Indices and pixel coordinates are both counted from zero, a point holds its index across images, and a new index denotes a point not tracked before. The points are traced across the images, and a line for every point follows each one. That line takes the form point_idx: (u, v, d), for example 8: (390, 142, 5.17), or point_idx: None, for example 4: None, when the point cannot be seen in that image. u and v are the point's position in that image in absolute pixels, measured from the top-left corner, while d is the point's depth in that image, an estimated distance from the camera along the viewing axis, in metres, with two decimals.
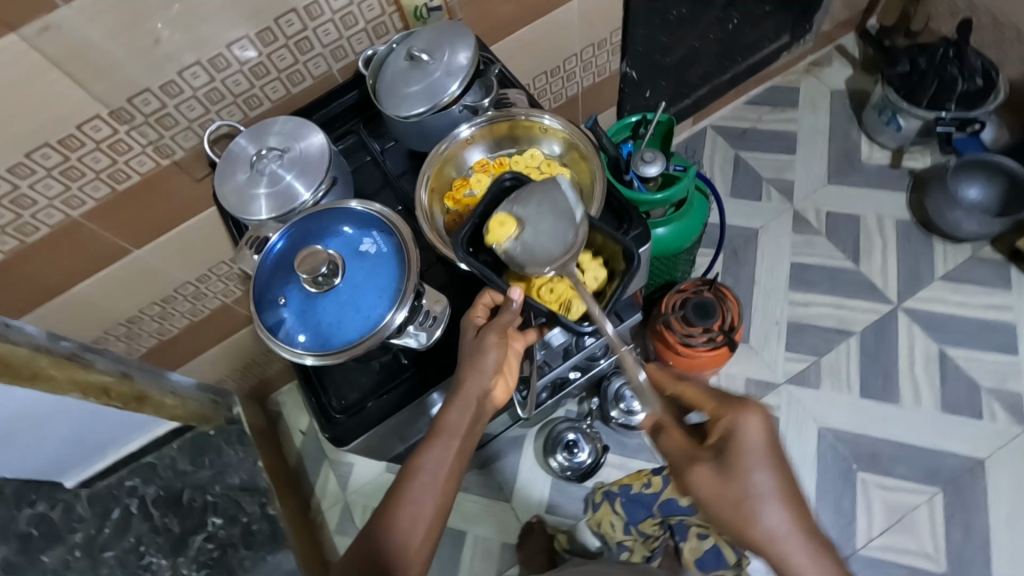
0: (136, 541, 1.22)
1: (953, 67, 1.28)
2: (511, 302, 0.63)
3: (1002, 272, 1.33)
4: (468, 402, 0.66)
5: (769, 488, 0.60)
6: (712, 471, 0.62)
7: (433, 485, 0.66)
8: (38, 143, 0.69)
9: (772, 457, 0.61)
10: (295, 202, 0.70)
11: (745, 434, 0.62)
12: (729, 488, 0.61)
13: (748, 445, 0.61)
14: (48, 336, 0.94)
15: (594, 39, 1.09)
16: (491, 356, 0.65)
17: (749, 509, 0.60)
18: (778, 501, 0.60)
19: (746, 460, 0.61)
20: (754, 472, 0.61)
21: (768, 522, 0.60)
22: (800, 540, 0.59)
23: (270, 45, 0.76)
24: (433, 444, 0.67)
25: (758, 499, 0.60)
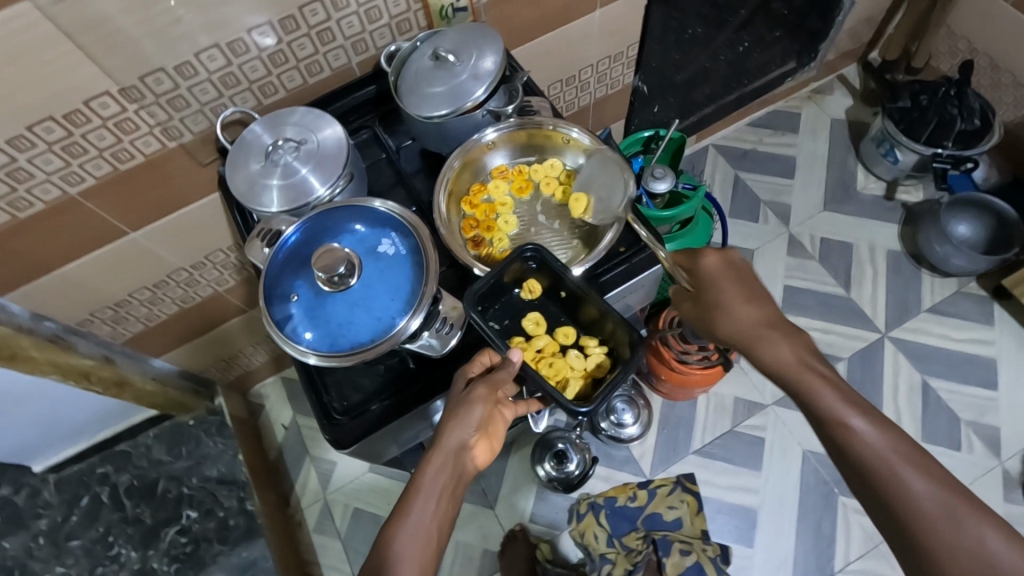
0: (105, 531, 1.18)
1: (953, 106, 1.32)
2: (511, 362, 0.64)
3: (985, 307, 1.37)
4: (446, 456, 0.61)
5: (734, 294, 0.68)
6: (692, 298, 0.72)
7: (410, 554, 0.56)
8: (42, 116, 0.66)
9: (732, 281, 0.69)
10: (309, 196, 0.68)
11: (704, 270, 0.70)
12: (702, 302, 0.70)
13: (712, 269, 0.70)
14: (31, 316, 0.90)
15: (611, 51, 1.09)
16: (476, 409, 0.62)
17: (712, 314, 0.69)
18: (739, 307, 0.67)
19: (711, 281, 0.70)
20: (719, 284, 0.69)
21: (733, 324, 0.67)
22: (769, 334, 0.65)
23: (291, 33, 0.73)
24: (411, 502, 0.59)
25: (724, 305, 0.68)
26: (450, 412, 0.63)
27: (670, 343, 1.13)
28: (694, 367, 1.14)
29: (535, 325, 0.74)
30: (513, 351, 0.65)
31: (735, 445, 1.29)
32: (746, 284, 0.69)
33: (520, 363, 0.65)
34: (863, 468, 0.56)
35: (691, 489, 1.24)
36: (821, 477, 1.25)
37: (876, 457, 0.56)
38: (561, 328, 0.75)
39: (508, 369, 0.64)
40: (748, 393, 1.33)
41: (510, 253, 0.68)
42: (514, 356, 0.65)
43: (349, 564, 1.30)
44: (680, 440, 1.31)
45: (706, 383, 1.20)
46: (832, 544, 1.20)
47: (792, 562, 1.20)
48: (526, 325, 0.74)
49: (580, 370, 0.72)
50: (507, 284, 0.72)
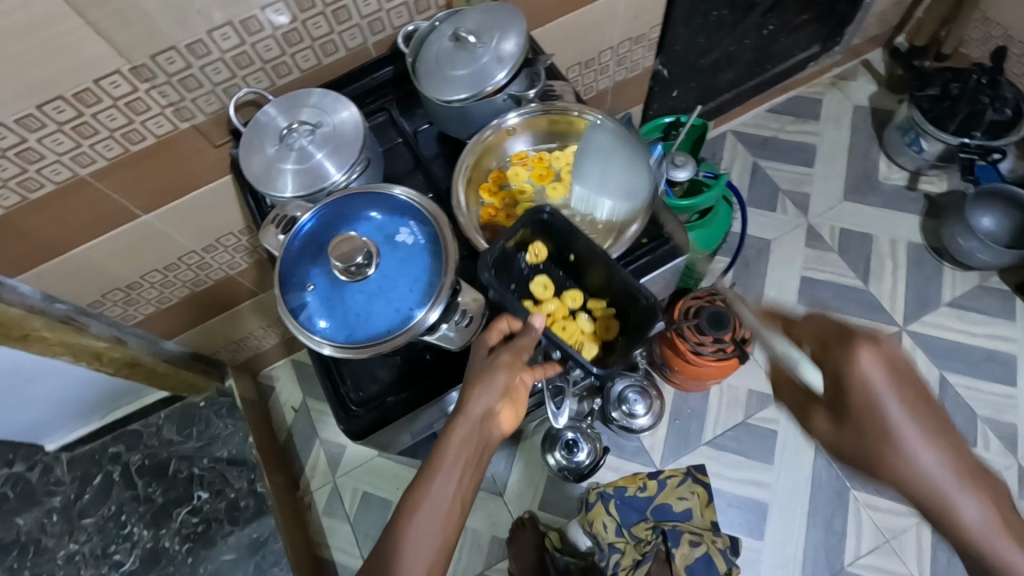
0: (118, 509, 1.18)
1: (986, 95, 1.26)
2: (534, 328, 0.62)
3: (1007, 302, 1.34)
4: (469, 426, 0.59)
5: (910, 424, 0.46)
6: (831, 417, 0.50)
7: (433, 525, 0.57)
8: (52, 95, 0.64)
9: (904, 391, 0.46)
10: (325, 181, 0.67)
11: (857, 377, 0.47)
12: (851, 433, 0.48)
13: (863, 383, 0.47)
14: (43, 297, 0.89)
15: (633, 34, 1.05)
16: (500, 378, 0.60)
17: (873, 455, 0.47)
18: (912, 447, 0.45)
19: (865, 402, 0.47)
20: (880, 409, 0.46)
21: (901, 474, 0.46)
22: (966, 497, 0.44)
23: (306, 11, 0.71)
24: (433, 473, 0.58)
25: (893, 445, 0.46)
26: (473, 380, 0.60)
27: (686, 334, 1.12)
28: (709, 359, 1.13)
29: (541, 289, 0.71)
30: (535, 317, 0.62)
31: (746, 438, 1.28)
32: (910, 402, 0.46)
33: (541, 329, 0.63)
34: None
35: (702, 480, 1.24)
36: (833, 472, 1.24)
37: None
38: (567, 292, 0.73)
39: (529, 335, 0.62)
40: (761, 385, 1.32)
41: (527, 214, 0.66)
42: (535, 322, 0.62)
43: (360, 546, 1.31)
44: (690, 435, 1.30)
45: (720, 374, 1.18)
46: (843, 539, 1.20)
47: (800, 557, 1.19)
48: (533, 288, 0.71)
49: (591, 333, 0.71)
50: (515, 252, 0.70)
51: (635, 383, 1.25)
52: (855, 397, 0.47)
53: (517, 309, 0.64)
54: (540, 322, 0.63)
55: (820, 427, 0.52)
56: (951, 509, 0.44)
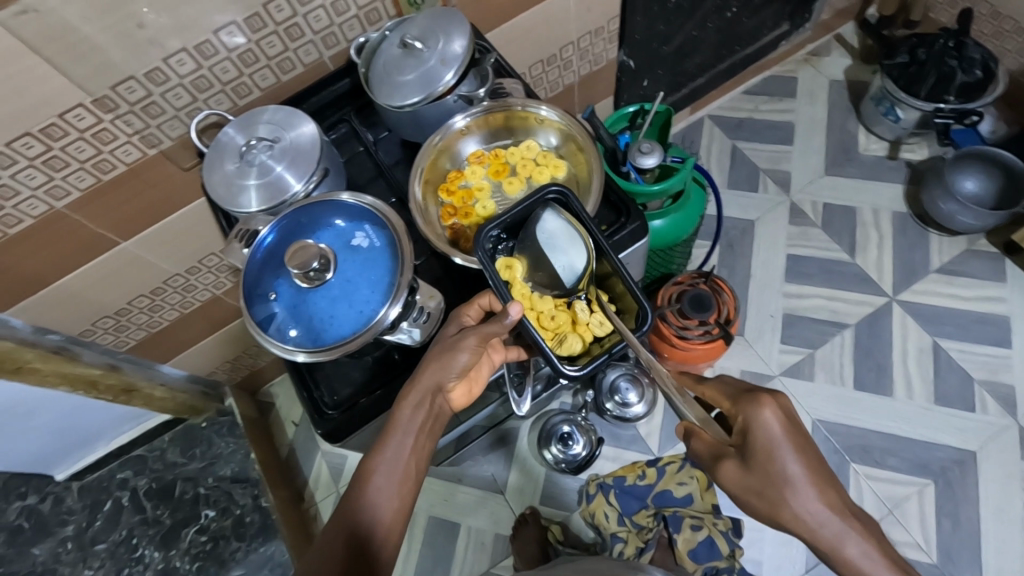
0: (128, 533, 1.20)
1: (953, 59, 1.27)
2: (507, 316, 0.60)
3: (996, 264, 1.33)
4: (423, 394, 0.63)
5: (799, 473, 0.60)
6: (743, 468, 0.62)
7: (388, 484, 0.63)
8: (19, 132, 0.67)
9: (796, 444, 0.60)
10: (285, 193, 0.68)
11: (763, 429, 0.61)
12: (763, 480, 0.60)
13: (770, 438, 0.60)
14: (34, 330, 0.92)
15: (591, 27, 1.07)
16: (461, 356, 0.63)
17: (777, 499, 0.60)
18: (806, 492, 0.60)
19: (771, 454, 0.60)
20: (786, 461, 0.60)
21: (800, 517, 0.60)
22: (845, 530, 0.59)
23: (259, 31, 0.73)
24: (390, 437, 0.64)
25: (793, 489, 0.60)
26: (435, 354, 0.63)
27: (669, 319, 1.13)
28: (695, 342, 1.13)
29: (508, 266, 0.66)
30: (513, 304, 0.60)
31: None
32: (805, 454, 0.61)
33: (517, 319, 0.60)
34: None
35: None
36: (831, 446, 1.24)
37: None
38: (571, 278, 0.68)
39: (502, 323, 0.61)
40: (755, 364, 1.31)
41: (533, 194, 0.63)
42: (511, 311, 0.60)
43: None
44: None
45: (710, 357, 1.19)
46: None
47: None
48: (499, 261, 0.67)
49: (585, 328, 0.65)
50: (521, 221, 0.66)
51: (627, 371, 1.27)
52: (760, 445, 0.61)
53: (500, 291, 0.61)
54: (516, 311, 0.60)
55: (729, 476, 0.63)
56: (834, 542, 0.59)
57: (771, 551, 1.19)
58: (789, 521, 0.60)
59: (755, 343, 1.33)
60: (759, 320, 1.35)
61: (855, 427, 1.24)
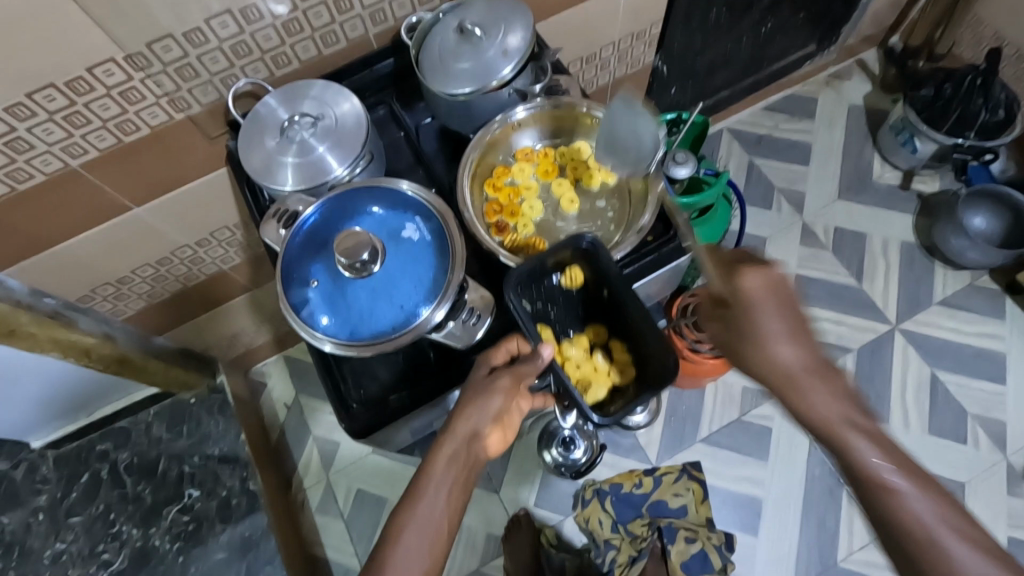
0: (105, 508, 1.14)
1: (979, 98, 1.28)
2: (539, 357, 0.62)
3: (997, 301, 1.36)
4: (458, 442, 0.59)
5: (776, 325, 0.58)
6: (721, 322, 0.62)
7: (418, 550, 0.54)
8: (42, 83, 0.62)
9: (776, 301, 0.59)
10: (327, 176, 0.65)
11: (745, 286, 0.59)
12: (734, 329, 0.60)
13: (758, 291, 0.59)
14: (30, 292, 0.86)
15: (634, 29, 1.05)
16: (495, 399, 0.60)
17: (745, 350, 0.59)
18: (776, 346, 0.58)
19: (753, 310, 0.59)
20: (758, 308, 0.59)
21: (772, 360, 0.58)
22: (809, 382, 0.56)
23: (307, 0, 0.69)
24: (420, 494, 0.57)
25: (762, 341, 0.58)
26: (468, 397, 0.60)
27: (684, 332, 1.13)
28: (706, 358, 1.13)
29: (576, 278, 0.69)
30: (546, 347, 0.63)
31: (740, 435, 1.29)
32: (790, 310, 0.59)
33: (548, 360, 0.63)
34: (903, 538, 0.50)
35: (697, 477, 1.24)
36: (826, 469, 1.25)
37: (929, 541, 0.49)
38: (591, 326, 0.73)
39: (534, 363, 0.62)
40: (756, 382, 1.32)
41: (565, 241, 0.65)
42: (544, 350, 0.63)
43: (353, 544, 1.30)
44: (686, 432, 1.30)
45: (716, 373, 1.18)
46: (836, 535, 1.21)
47: (794, 553, 1.20)
48: (562, 278, 0.69)
49: (605, 374, 0.71)
50: (550, 271, 0.68)
51: None
52: (738, 302, 0.60)
53: (530, 333, 0.64)
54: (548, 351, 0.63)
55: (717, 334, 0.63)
56: (800, 391, 0.56)
57: (761, 569, 1.20)
58: (765, 374, 0.58)
59: None
60: None
61: None
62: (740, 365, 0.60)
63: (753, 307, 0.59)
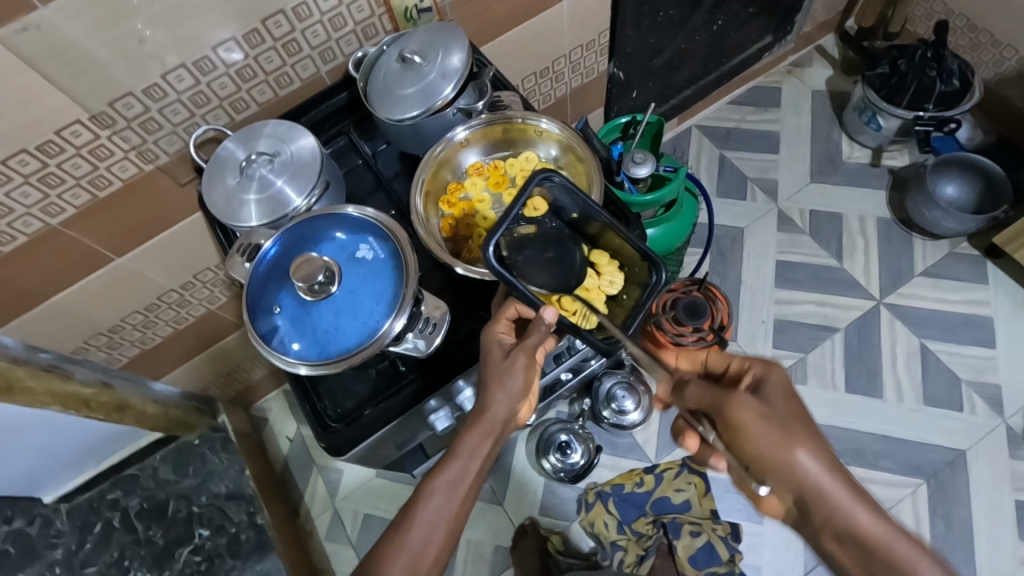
0: (119, 555, 1.15)
1: (932, 69, 1.31)
2: (543, 322, 0.63)
3: (978, 267, 1.37)
4: (493, 423, 0.65)
5: (791, 413, 0.63)
6: (758, 404, 0.63)
7: (442, 511, 0.61)
8: (15, 149, 0.66)
9: (794, 399, 0.64)
10: (286, 208, 0.69)
11: (771, 381, 0.65)
12: (777, 418, 0.62)
13: (782, 387, 0.65)
14: (25, 348, 0.90)
15: (583, 40, 1.09)
16: (519, 378, 0.65)
17: (787, 444, 0.61)
18: (811, 443, 0.61)
19: (786, 400, 0.64)
20: (778, 397, 0.64)
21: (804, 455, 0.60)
22: (814, 451, 0.61)
23: (257, 47, 0.74)
24: (450, 460, 0.64)
25: (808, 436, 0.61)
26: (495, 381, 0.65)
27: (664, 326, 1.14)
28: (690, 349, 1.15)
29: (538, 207, 0.66)
30: (546, 309, 0.63)
31: None
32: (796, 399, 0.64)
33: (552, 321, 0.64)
34: None
35: (698, 470, 1.24)
36: None
37: None
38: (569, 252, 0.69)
39: (540, 329, 0.64)
40: None
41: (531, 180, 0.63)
42: (545, 316, 0.63)
43: None
44: None
45: None
46: None
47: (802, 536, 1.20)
48: (524, 213, 0.65)
49: (597, 290, 0.67)
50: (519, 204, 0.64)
51: (622, 379, 1.29)
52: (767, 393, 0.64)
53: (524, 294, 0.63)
54: (550, 315, 0.63)
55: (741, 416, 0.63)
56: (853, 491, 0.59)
57: (770, 555, 1.20)
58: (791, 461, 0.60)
59: (749, 349, 1.34)
60: (752, 327, 1.37)
61: (848, 430, 1.26)
62: (769, 451, 0.61)
63: (773, 394, 0.64)
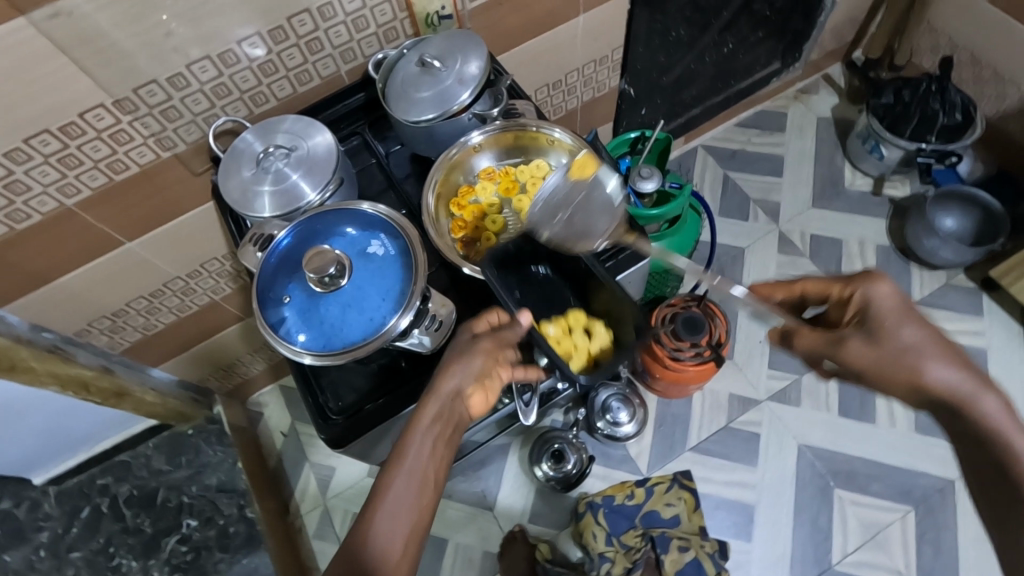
0: (106, 541, 1.15)
1: (935, 101, 1.33)
2: (518, 323, 0.67)
3: (974, 298, 1.39)
4: (441, 400, 0.62)
5: (915, 335, 0.61)
6: (869, 342, 0.63)
7: (407, 498, 0.59)
8: (38, 129, 0.68)
9: (910, 313, 0.63)
10: (300, 201, 0.70)
11: (877, 302, 0.64)
12: (889, 345, 0.62)
13: (891, 306, 0.63)
14: (30, 327, 0.91)
15: (596, 55, 1.11)
16: (476, 361, 0.63)
17: (910, 364, 0.61)
18: (938, 357, 0.61)
19: (896, 317, 0.63)
20: (890, 318, 0.63)
21: (932, 375, 0.60)
22: (946, 372, 0.60)
23: (280, 43, 0.76)
24: (406, 446, 0.61)
25: (917, 351, 0.61)
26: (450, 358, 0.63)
27: (663, 340, 1.15)
28: (687, 364, 1.16)
29: (585, 168, 0.69)
30: (524, 314, 0.67)
31: (729, 441, 1.30)
32: (916, 313, 0.62)
33: (526, 328, 0.67)
34: None
35: (688, 485, 1.24)
36: (816, 470, 1.26)
37: None
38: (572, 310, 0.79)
39: (513, 329, 0.66)
40: (742, 389, 1.34)
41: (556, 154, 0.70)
42: (522, 319, 0.67)
43: None
44: (675, 441, 1.31)
45: (699, 380, 1.21)
46: (830, 537, 1.21)
47: (790, 555, 1.21)
48: (571, 171, 0.68)
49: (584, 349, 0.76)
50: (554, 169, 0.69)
51: (618, 392, 1.30)
52: (878, 314, 0.63)
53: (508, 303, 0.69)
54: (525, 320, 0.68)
55: (854, 353, 0.64)
56: (968, 394, 0.59)
57: (758, 573, 1.20)
58: (916, 384, 0.61)
59: (744, 367, 1.36)
60: (748, 346, 1.39)
61: (840, 452, 1.27)
62: (889, 375, 0.62)
63: (889, 318, 0.63)
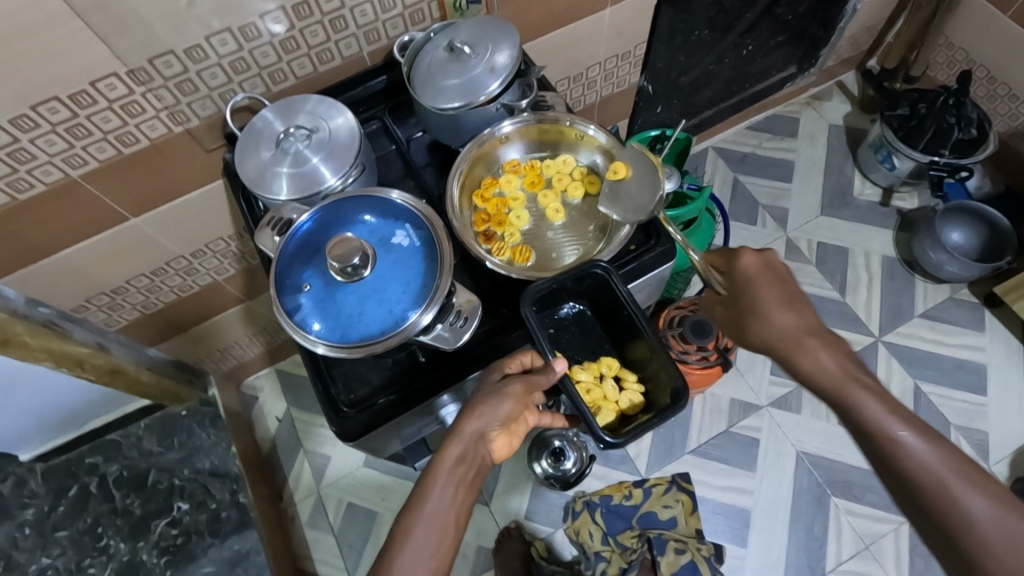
0: (93, 521, 1.09)
1: (951, 115, 1.32)
2: (552, 370, 0.66)
3: (976, 314, 1.39)
4: (465, 442, 0.62)
5: (768, 301, 0.68)
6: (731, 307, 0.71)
7: (427, 543, 0.58)
8: (46, 96, 0.64)
9: (769, 282, 0.69)
10: (320, 185, 0.68)
11: (742, 273, 0.70)
12: (741, 309, 0.70)
13: (754, 275, 0.70)
14: (25, 302, 0.88)
15: (619, 50, 1.09)
16: (506, 404, 0.64)
17: (753, 327, 0.68)
18: (788, 321, 0.66)
19: (758, 285, 0.69)
20: (754, 285, 0.69)
21: (773, 334, 0.67)
22: (809, 342, 0.65)
23: (304, 19, 0.73)
24: (428, 490, 0.60)
25: (763, 309, 0.67)
26: (482, 397, 0.64)
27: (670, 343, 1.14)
28: (693, 367, 1.14)
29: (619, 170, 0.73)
30: (557, 362, 0.66)
31: (728, 446, 1.30)
32: (781, 283, 0.69)
33: (560, 374, 0.67)
34: (890, 472, 0.59)
35: (686, 488, 1.24)
36: (813, 479, 1.27)
37: (925, 480, 0.56)
38: (605, 358, 0.78)
39: (546, 375, 0.66)
40: (743, 395, 1.34)
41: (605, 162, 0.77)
42: (556, 365, 0.66)
43: (342, 559, 1.29)
44: (675, 443, 1.31)
45: (702, 384, 1.20)
46: (824, 545, 1.22)
47: (784, 562, 1.21)
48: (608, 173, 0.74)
49: (614, 401, 0.74)
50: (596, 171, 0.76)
51: None
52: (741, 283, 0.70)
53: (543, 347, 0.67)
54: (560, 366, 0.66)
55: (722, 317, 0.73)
56: (795, 348, 0.65)
57: None
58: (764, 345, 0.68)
59: (746, 372, 1.36)
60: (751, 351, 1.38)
61: (837, 461, 1.28)
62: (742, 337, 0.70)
63: (749, 285, 0.69)
